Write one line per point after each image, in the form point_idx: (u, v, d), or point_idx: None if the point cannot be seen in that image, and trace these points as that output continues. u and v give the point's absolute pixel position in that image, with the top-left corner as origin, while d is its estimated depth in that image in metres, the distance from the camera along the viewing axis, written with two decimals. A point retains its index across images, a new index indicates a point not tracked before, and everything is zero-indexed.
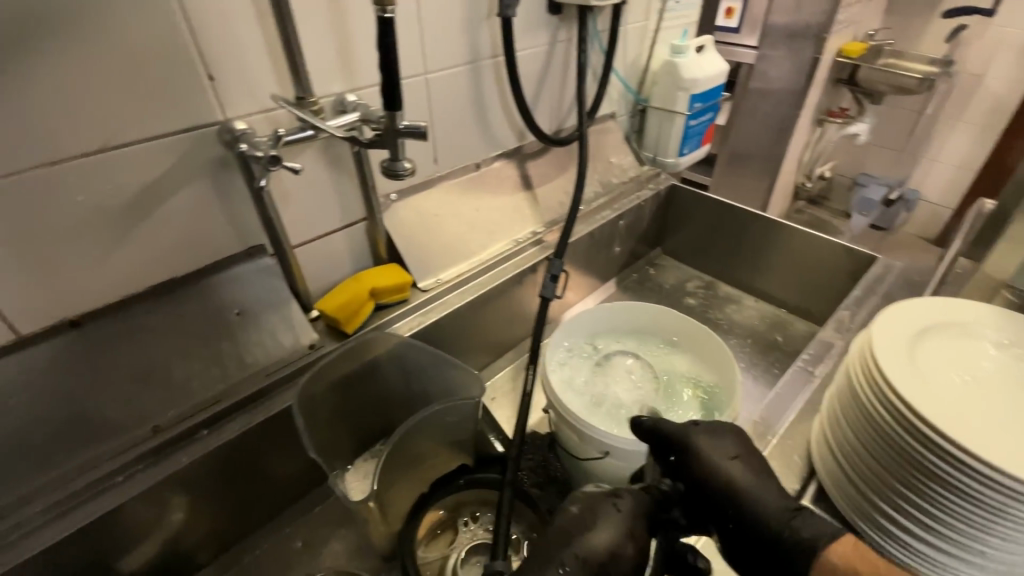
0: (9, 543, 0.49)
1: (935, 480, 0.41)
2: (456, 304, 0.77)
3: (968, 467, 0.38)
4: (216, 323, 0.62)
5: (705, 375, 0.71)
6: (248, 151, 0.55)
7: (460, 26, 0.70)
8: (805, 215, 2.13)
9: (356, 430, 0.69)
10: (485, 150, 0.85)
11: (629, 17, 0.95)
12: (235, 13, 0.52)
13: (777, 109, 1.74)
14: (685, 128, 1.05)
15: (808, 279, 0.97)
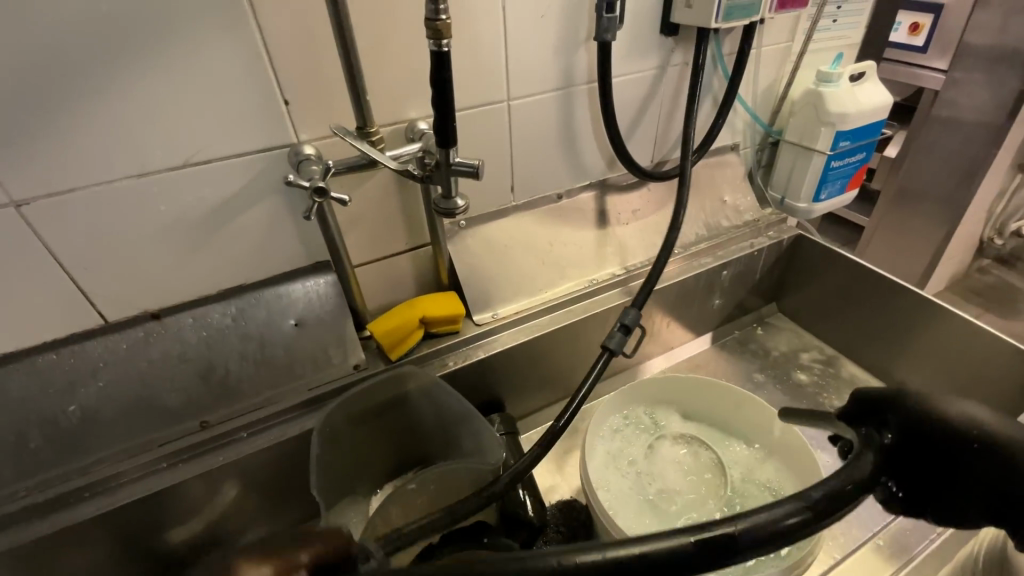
0: (68, 504, 0.56)
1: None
2: (509, 343, 0.73)
3: None
4: (274, 331, 0.65)
5: (787, 492, 0.58)
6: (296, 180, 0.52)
7: (551, 51, 0.65)
8: (989, 277, 1.75)
9: (387, 457, 0.68)
10: (570, 180, 0.78)
11: (766, 38, 0.80)
12: (315, 42, 0.53)
13: (965, 146, 1.41)
14: (824, 169, 0.87)
15: (968, 381, 0.74)
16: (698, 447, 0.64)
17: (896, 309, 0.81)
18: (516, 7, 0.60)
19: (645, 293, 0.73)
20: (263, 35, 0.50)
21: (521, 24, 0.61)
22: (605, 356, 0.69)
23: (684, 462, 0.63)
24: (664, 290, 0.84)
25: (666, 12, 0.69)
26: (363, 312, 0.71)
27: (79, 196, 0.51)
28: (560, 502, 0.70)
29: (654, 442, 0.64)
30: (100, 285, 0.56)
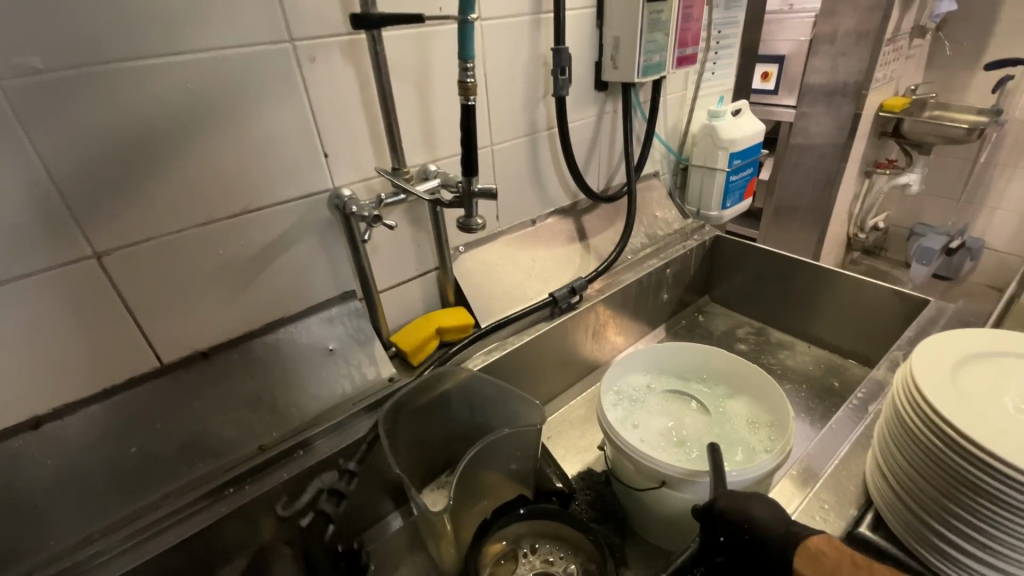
0: (138, 542, 0.59)
1: (963, 486, 0.41)
2: (514, 343, 0.85)
3: (1001, 474, 0.38)
4: (314, 357, 0.72)
5: (761, 416, 0.73)
6: (355, 211, 0.66)
7: (520, 107, 0.83)
8: (861, 266, 2.38)
9: (427, 457, 0.75)
10: (540, 207, 0.96)
11: (668, 89, 1.05)
12: (347, 107, 0.66)
13: (821, 163, 1.94)
14: (726, 183, 1.12)
15: (863, 324, 0.97)
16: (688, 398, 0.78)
17: (800, 280, 1.04)
18: (494, 73, 0.77)
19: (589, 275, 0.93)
20: (310, 104, 0.63)
21: (497, 87, 0.78)
22: (548, 302, 0.88)
23: (671, 412, 0.76)
24: (626, 288, 1.01)
25: (598, 74, 0.90)
26: (386, 331, 0.79)
27: (151, 246, 0.59)
28: (579, 472, 0.81)
29: (643, 404, 0.77)
30: (158, 327, 0.62)
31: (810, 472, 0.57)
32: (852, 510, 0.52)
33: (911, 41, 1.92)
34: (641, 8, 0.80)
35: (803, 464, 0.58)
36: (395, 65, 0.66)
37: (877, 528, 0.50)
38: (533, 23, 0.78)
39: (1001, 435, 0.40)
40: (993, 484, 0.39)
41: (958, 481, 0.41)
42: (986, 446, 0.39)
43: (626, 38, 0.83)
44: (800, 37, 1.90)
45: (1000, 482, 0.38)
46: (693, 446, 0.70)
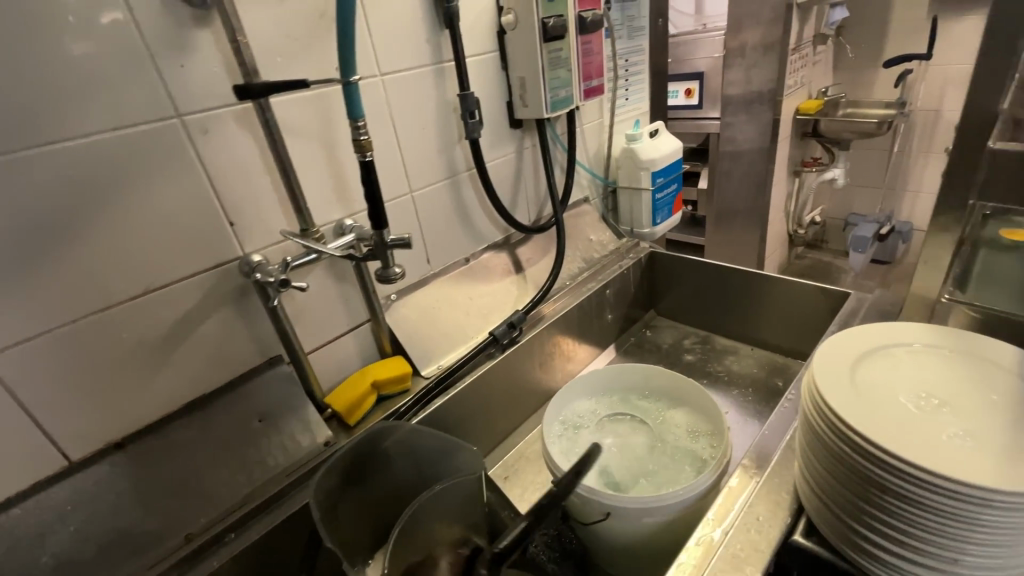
0: None
1: (867, 482, 0.42)
2: (458, 387, 0.82)
3: (896, 469, 0.39)
4: (241, 432, 0.69)
5: (701, 427, 0.73)
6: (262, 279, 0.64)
7: (435, 152, 0.83)
8: (806, 260, 2.48)
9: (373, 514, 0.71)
10: (472, 245, 0.96)
11: (583, 119, 1.10)
12: (250, 173, 0.65)
13: (751, 168, 2.04)
14: (652, 201, 1.15)
15: (796, 323, 1.01)
16: (632, 417, 0.79)
17: (735, 286, 1.07)
18: (403, 124, 0.78)
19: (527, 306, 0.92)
20: (208, 176, 0.62)
21: (408, 135, 0.79)
22: (487, 341, 0.87)
23: (617, 437, 0.75)
24: (568, 314, 1.02)
25: (511, 112, 0.92)
26: (319, 393, 0.77)
27: (42, 340, 0.55)
28: None
29: (589, 431, 0.77)
30: (63, 423, 0.59)
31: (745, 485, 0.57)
32: (788, 516, 0.52)
33: (815, 48, 2.05)
34: (539, 48, 0.83)
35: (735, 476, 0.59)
36: (296, 128, 0.67)
37: (810, 535, 0.50)
38: (436, 72, 0.79)
39: (887, 427, 0.42)
40: (887, 476, 0.40)
41: (861, 477, 0.42)
42: (873, 440, 0.41)
43: (530, 78, 0.86)
44: (715, 53, 1.96)
45: (892, 473, 0.40)
46: (639, 471, 0.69)
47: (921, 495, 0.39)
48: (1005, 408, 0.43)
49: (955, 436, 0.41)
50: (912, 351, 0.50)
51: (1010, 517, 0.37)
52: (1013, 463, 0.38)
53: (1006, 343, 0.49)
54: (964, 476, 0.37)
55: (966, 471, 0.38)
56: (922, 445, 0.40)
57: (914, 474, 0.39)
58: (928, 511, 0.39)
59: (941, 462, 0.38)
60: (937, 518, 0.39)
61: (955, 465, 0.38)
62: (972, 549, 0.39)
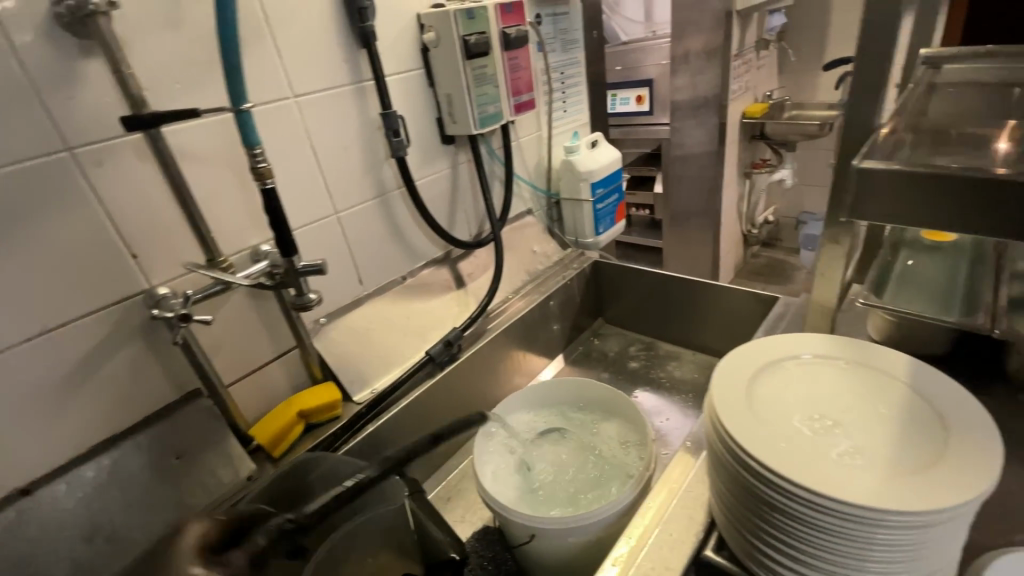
0: None
1: (768, 505, 0.42)
2: (393, 410, 0.81)
3: (783, 491, 0.40)
4: (156, 471, 0.65)
5: (632, 438, 0.74)
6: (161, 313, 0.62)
7: (361, 172, 0.82)
8: (761, 258, 2.55)
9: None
10: (409, 263, 0.95)
11: (520, 132, 1.10)
12: (154, 202, 0.63)
13: (701, 172, 2.08)
14: (593, 212, 1.16)
15: (733, 328, 1.03)
16: (569, 431, 0.78)
17: (676, 293, 1.08)
18: (323, 145, 0.76)
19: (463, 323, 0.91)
20: (105, 208, 0.60)
21: (330, 156, 0.78)
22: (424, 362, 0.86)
23: (552, 454, 0.75)
24: (511, 327, 1.01)
25: (441, 128, 0.92)
26: (244, 425, 0.74)
27: None
28: (475, 534, 0.78)
29: (525, 449, 0.76)
30: None
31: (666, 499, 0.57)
32: (699, 530, 0.53)
33: (759, 53, 2.11)
34: (461, 66, 0.83)
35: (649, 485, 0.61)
36: (201, 154, 0.65)
37: (720, 549, 0.51)
38: (356, 91, 0.78)
39: (783, 450, 0.42)
40: (785, 501, 0.40)
41: (762, 501, 0.42)
42: (771, 466, 0.40)
43: (456, 94, 0.86)
44: (661, 60, 2.06)
45: (790, 498, 0.40)
46: (570, 488, 0.69)
47: (807, 514, 0.39)
48: (890, 419, 0.44)
49: (846, 454, 0.41)
50: (808, 363, 0.51)
51: (893, 533, 0.38)
52: (899, 480, 0.39)
53: (897, 352, 0.50)
54: (854, 499, 0.37)
55: (856, 493, 0.38)
56: (816, 468, 0.40)
57: (809, 499, 0.39)
58: (817, 529, 0.40)
59: (833, 485, 0.39)
60: (825, 536, 0.40)
61: (846, 487, 0.38)
62: (867, 565, 0.40)
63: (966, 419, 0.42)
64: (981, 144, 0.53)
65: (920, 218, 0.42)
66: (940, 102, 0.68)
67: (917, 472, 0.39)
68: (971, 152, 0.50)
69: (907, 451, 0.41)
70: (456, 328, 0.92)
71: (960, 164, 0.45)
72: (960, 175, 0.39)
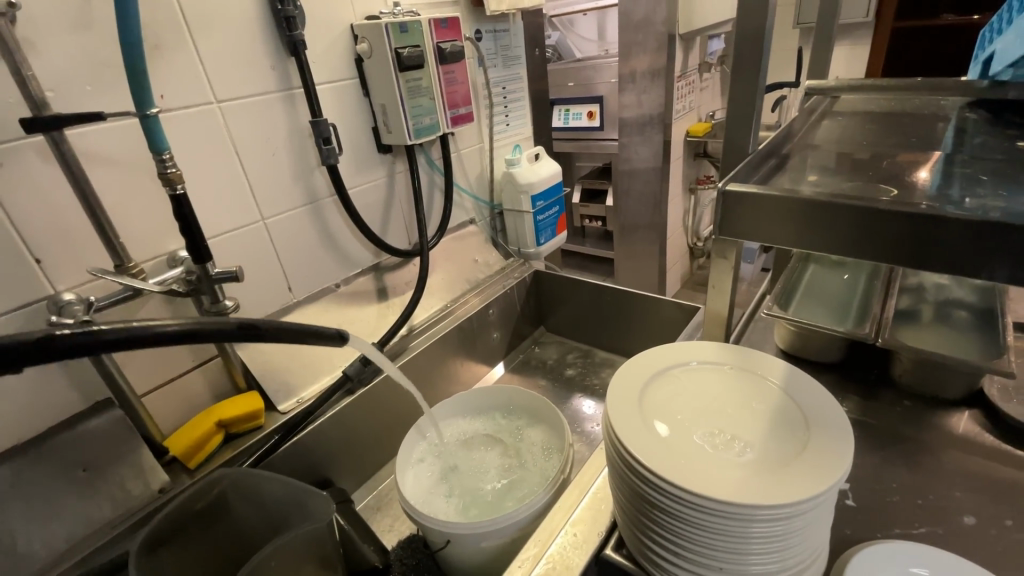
0: None
1: (659, 509, 0.44)
2: (318, 419, 0.80)
3: (666, 492, 0.42)
4: (57, 484, 0.62)
5: (553, 442, 0.76)
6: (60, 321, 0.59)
7: (290, 179, 0.82)
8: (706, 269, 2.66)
9: (210, 558, 0.69)
10: (342, 270, 0.95)
11: (460, 144, 1.11)
12: (60, 205, 0.61)
13: (647, 186, 2.17)
14: (534, 223, 1.19)
15: (663, 335, 1.07)
16: (499, 437, 0.79)
17: (611, 303, 1.12)
18: (248, 152, 0.76)
19: (393, 331, 0.91)
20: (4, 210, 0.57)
21: (256, 163, 0.77)
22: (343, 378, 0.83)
23: (478, 459, 0.76)
24: (448, 335, 1.03)
25: (377, 138, 0.92)
26: (158, 437, 0.72)
27: None
28: (401, 542, 0.78)
29: (451, 454, 0.77)
30: None
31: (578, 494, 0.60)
32: (602, 530, 0.55)
33: (702, 75, 2.23)
34: (395, 77, 0.84)
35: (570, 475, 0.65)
36: (114, 158, 0.63)
37: (619, 548, 0.53)
38: (285, 98, 0.78)
39: (671, 455, 0.44)
40: (675, 505, 0.42)
41: (650, 503, 0.44)
42: (659, 473, 0.42)
43: (390, 105, 0.87)
44: (612, 79, 2.12)
45: (678, 502, 0.42)
46: (491, 492, 0.71)
47: (688, 513, 0.42)
48: (765, 419, 0.48)
49: (726, 453, 0.44)
50: (699, 369, 0.55)
51: (764, 526, 0.41)
52: (772, 476, 0.41)
53: (777, 357, 0.54)
54: (731, 498, 0.40)
55: (733, 492, 0.40)
56: (698, 471, 0.42)
57: (692, 501, 0.41)
58: (699, 528, 0.42)
59: (713, 485, 0.41)
60: (706, 534, 0.42)
61: (722, 488, 0.41)
62: (749, 558, 0.43)
63: (827, 415, 0.46)
64: (859, 167, 0.58)
65: (823, 241, 0.44)
66: (833, 128, 0.75)
67: (785, 465, 0.42)
68: (843, 175, 0.56)
69: (777, 447, 0.45)
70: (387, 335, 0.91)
71: (825, 186, 0.50)
72: (865, 206, 0.41)
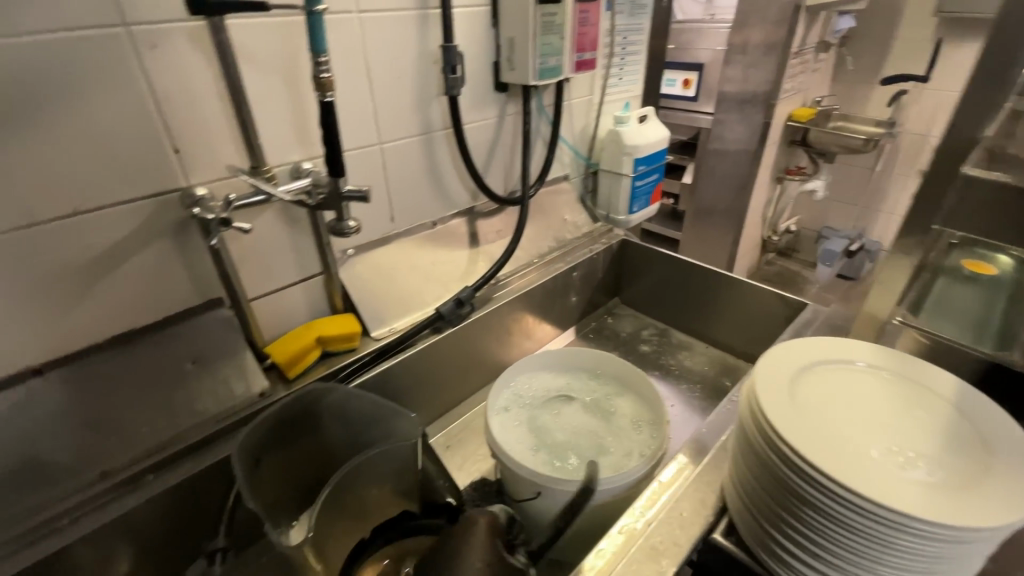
0: None
1: (807, 505, 0.42)
2: (407, 353, 0.81)
3: (823, 487, 0.39)
4: (170, 372, 0.65)
5: (644, 414, 0.74)
6: (200, 214, 0.61)
7: (410, 104, 0.79)
8: (774, 266, 2.48)
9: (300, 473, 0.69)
10: (440, 209, 0.92)
11: (573, 93, 1.05)
12: (204, 98, 0.60)
13: (735, 168, 2.05)
14: (632, 188, 1.13)
15: (751, 326, 1.02)
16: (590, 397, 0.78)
17: (699, 285, 1.07)
18: (378, 71, 0.73)
19: (483, 280, 0.90)
20: (154, 95, 0.57)
21: (383, 84, 0.74)
22: (436, 319, 0.85)
23: (566, 414, 0.75)
24: (532, 290, 1.00)
25: (497, 74, 0.88)
26: (260, 342, 0.74)
27: None
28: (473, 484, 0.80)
29: (537, 405, 0.76)
30: None
31: (699, 452, 0.60)
32: (709, 514, 0.53)
33: (817, 55, 2.04)
34: (532, 10, 0.79)
35: (695, 439, 0.62)
36: (258, 56, 0.62)
37: (728, 535, 0.51)
38: (420, 17, 0.74)
39: (835, 452, 0.41)
40: (835, 506, 0.39)
41: (795, 493, 0.42)
42: (825, 468, 0.39)
43: (520, 39, 0.82)
44: (717, 46, 2.00)
45: (841, 502, 0.39)
46: (582, 449, 0.69)
47: (843, 513, 0.39)
48: (934, 436, 0.44)
49: (894, 460, 0.41)
50: (854, 369, 0.51)
51: (931, 546, 0.37)
52: (948, 496, 0.38)
53: (943, 374, 0.50)
54: (904, 508, 0.37)
55: (906, 503, 0.37)
56: (863, 472, 0.40)
57: (854, 501, 0.38)
58: (850, 530, 0.40)
59: (888, 493, 0.38)
60: (858, 538, 0.39)
61: (892, 495, 0.38)
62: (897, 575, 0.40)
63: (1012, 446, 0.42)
64: None
65: None
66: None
67: (963, 487, 0.39)
68: None
69: (950, 468, 0.41)
70: (477, 281, 0.90)
71: None
72: None
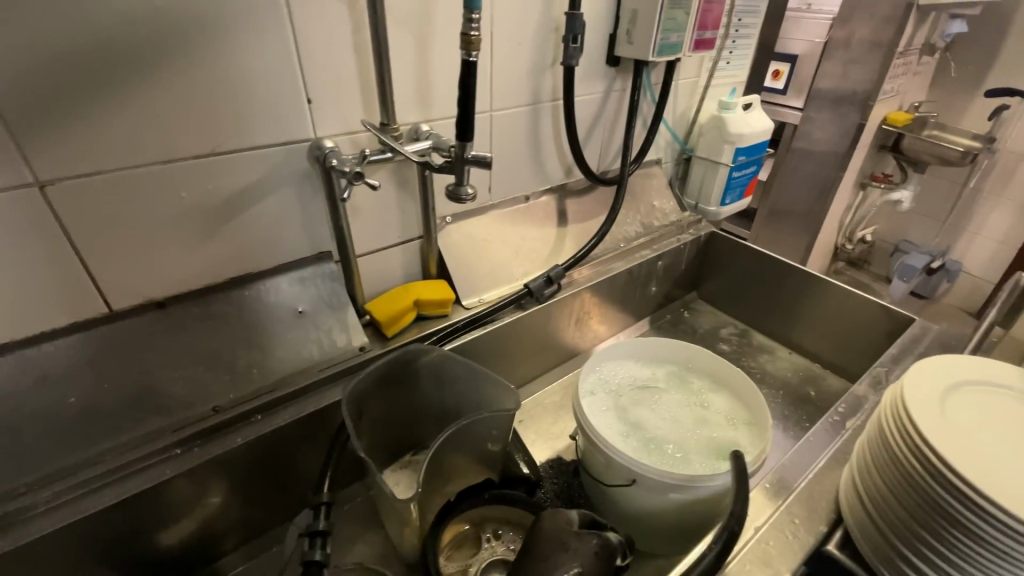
0: (89, 490, 0.54)
1: (953, 523, 0.40)
2: (496, 325, 0.81)
3: (979, 506, 0.38)
4: (281, 318, 0.67)
5: (740, 415, 0.71)
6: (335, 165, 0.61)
7: (525, 72, 0.77)
8: (843, 276, 2.34)
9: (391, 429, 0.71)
10: (535, 184, 0.90)
11: (681, 74, 1.01)
12: (340, 50, 0.60)
13: (820, 169, 1.93)
14: (727, 178, 1.09)
15: (844, 336, 0.97)
16: (682, 391, 0.76)
17: (788, 288, 1.02)
18: (502, 35, 0.71)
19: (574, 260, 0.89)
20: (296, 41, 0.57)
21: (504, 49, 0.73)
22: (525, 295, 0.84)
23: (656, 405, 0.73)
24: (616, 276, 0.98)
25: (611, 47, 0.84)
26: (360, 298, 0.75)
27: (105, 179, 0.52)
28: (550, 461, 0.80)
29: (628, 391, 0.75)
30: (111, 269, 0.56)
31: (782, 485, 0.57)
32: (823, 527, 0.52)
33: (920, 57, 1.83)
34: None
35: (775, 477, 0.58)
36: (394, 10, 0.61)
37: (845, 547, 0.50)
38: None
39: (1001, 480, 0.39)
40: (997, 536, 0.38)
41: (939, 509, 0.41)
42: (992, 496, 0.38)
43: (644, 12, 0.78)
44: (816, 37, 1.83)
45: (1006, 534, 0.37)
46: (676, 443, 0.67)
47: (998, 536, 0.38)
48: None
49: None
50: (1007, 395, 0.49)
51: None
52: None
53: None
54: None
55: None
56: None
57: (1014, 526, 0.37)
58: (1002, 556, 0.38)
59: None
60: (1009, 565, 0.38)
61: None
62: None
63: None
64: None
65: None
66: None
67: None
68: None
69: None
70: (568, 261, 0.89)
71: None
72: None
